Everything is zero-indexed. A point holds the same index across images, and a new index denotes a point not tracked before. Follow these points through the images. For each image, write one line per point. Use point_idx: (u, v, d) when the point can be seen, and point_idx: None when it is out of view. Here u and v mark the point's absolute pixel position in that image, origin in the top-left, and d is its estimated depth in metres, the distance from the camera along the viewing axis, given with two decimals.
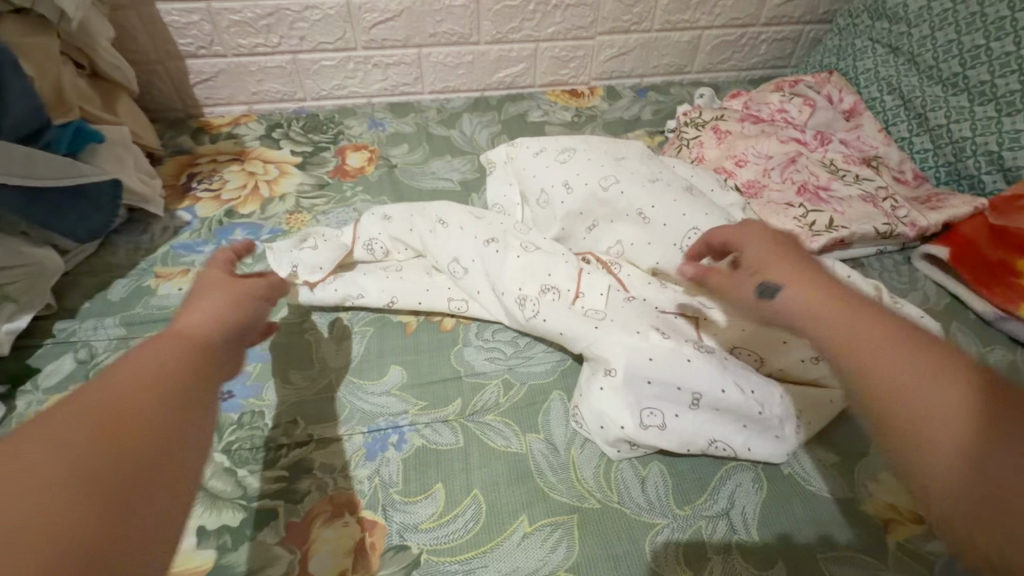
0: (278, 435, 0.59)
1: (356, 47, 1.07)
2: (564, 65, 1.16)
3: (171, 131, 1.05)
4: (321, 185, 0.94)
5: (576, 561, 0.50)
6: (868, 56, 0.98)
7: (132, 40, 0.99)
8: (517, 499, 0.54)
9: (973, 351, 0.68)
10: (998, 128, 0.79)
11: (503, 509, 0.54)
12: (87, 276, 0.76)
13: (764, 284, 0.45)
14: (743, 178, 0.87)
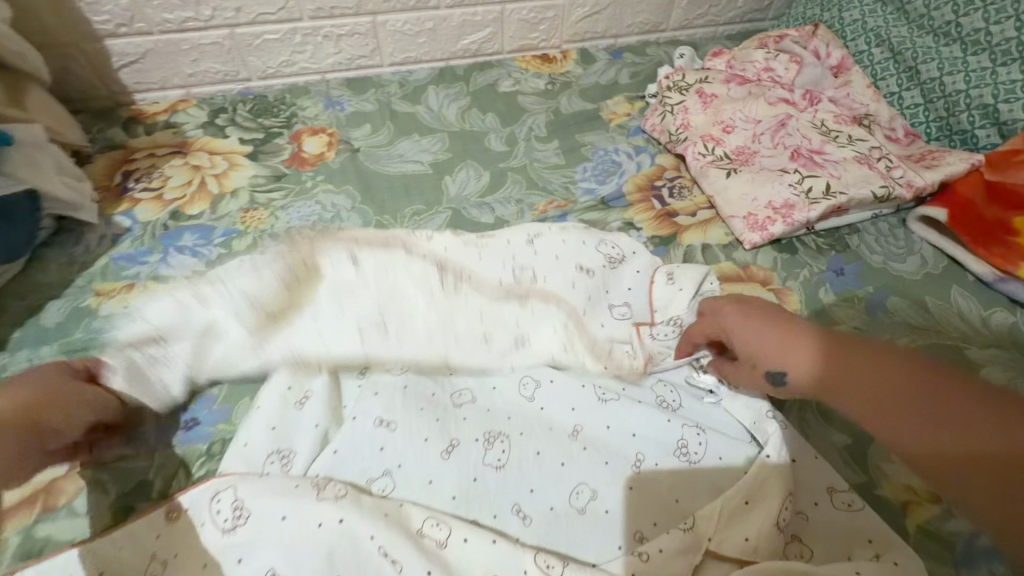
0: (220, 450, 0.55)
1: (302, 18, 0.95)
2: (534, 28, 1.07)
3: (99, 122, 0.92)
4: (277, 176, 0.85)
5: (573, 525, 0.50)
6: (855, 6, 0.92)
7: (37, 21, 0.86)
8: (499, 499, 0.52)
9: (974, 317, 0.65)
10: (994, 79, 0.76)
11: (486, 499, 0.52)
12: (16, 300, 0.66)
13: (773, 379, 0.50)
14: (732, 146, 0.82)
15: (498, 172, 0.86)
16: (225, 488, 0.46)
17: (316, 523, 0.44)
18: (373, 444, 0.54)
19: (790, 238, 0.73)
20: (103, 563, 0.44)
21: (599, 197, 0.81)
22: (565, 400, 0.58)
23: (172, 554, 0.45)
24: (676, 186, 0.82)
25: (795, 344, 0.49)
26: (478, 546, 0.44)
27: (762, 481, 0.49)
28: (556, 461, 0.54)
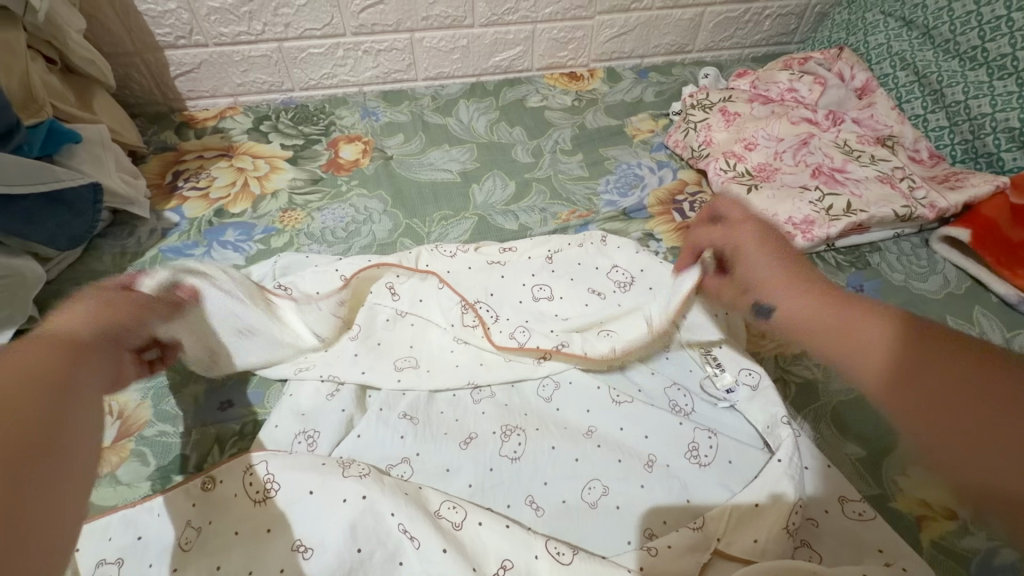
0: (251, 431, 0.58)
1: (345, 34, 1.01)
2: (563, 47, 1.12)
3: (154, 126, 0.99)
4: (314, 180, 0.89)
5: (583, 521, 0.51)
6: (880, 30, 0.94)
7: (106, 32, 0.93)
8: (513, 489, 0.53)
9: (997, 337, 0.65)
10: (1020, 104, 0.76)
11: (501, 488, 0.53)
12: (71, 284, 0.71)
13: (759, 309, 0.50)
14: (753, 163, 0.84)
15: (524, 182, 0.89)
16: (257, 461, 0.49)
17: (341, 498, 0.46)
18: (396, 432, 0.57)
19: (810, 254, 0.74)
20: (141, 528, 0.47)
21: (621, 208, 0.84)
22: (582, 401, 0.60)
23: (206, 520, 0.47)
24: (697, 200, 0.84)
25: (785, 284, 0.48)
26: (491, 532, 0.46)
27: (774, 484, 0.49)
28: (571, 457, 0.55)
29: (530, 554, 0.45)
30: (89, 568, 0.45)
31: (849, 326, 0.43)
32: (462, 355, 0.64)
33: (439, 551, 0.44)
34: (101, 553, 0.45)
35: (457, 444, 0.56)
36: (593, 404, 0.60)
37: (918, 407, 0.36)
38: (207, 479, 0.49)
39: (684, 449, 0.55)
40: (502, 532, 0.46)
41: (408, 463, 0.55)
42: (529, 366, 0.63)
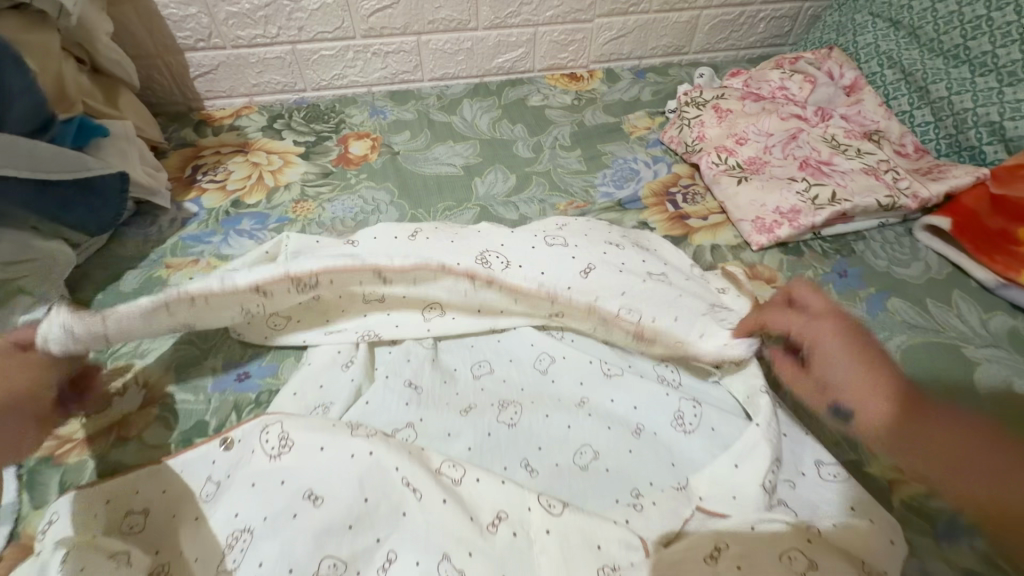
0: (265, 399, 0.62)
1: (355, 36, 1.06)
2: (564, 49, 1.16)
3: (173, 124, 1.05)
4: (325, 174, 0.94)
5: (574, 482, 0.55)
6: (868, 31, 0.97)
7: (131, 35, 0.99)
8: (509, 453, 0.57)
9: (974, 319, 0.68)
10: (1000, 99, 0.79)
11: (498, 451, 0.57)
12: (98, 268, 0.76)
13: (835, 406, 0.48)
14: (744, 157, 0.87)
15: (524, 176, 0.93)
16: (271, 423, 0.54)
17: (351, 454, 0.51)
18: (400, 399, 0.61)
19: (797, 241, 0.78)
20: (167, 484, 0.52)
21: (616, 200, 0.87)
22: (575, 374, 0.64)
23: (228, 475, 0.52)
24: (690, 192, 0.88)
25: (863, 374, 0.47)
26: (489, 487, 0.51)
27: (752, 448, 0.52)
28: (564, 425, 0.59)
29: (524, 509, 0.50)
30: (121, 517, 0.50)
31: (882, 392, 0.45)
32: (463, 334, 0.68)
33: (440, 499, 0.49)
34: (133, 502, 0.51)
35: (457, 413, 0.60)
36: (584, 376, 0.63)
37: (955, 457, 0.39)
38: (226, 440, 0.55)
39: (671, 417, 0.58)
40: (498, 488, 0.51)
41: (411, 428, 0.58)
42: (525, 343, 0.67)
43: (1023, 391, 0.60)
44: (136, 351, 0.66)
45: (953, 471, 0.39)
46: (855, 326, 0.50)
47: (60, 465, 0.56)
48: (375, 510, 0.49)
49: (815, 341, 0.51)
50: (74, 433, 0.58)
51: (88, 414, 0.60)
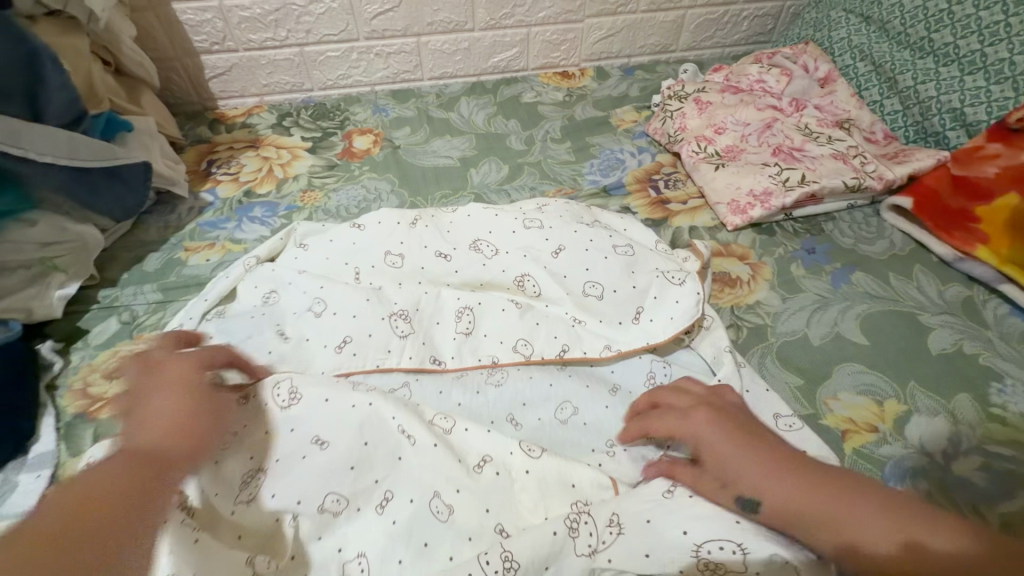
0: None
1: (359, 38, 1.13)
2: (556, 48, 1.22)
3: (190, 123, 1.12)
4: (331, 166, 1.01)
5: (553, 434, 0.60)
6: (842, 26, 1.03)
7: (151, 40, 1.07)
8: (496, 408, 0.63)
9: (932, 290, 0.73)
10: (961, 87, 0.84)
11: (486, 407, 0.63)
12: (123, 252, 0.83)
13: (743, 501, 0.48)
14: (722, 145, 0.93)
15: (516, 166, 0.99)
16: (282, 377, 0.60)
17: (352, 405, 0.57)
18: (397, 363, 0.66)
19: (769, 222, 0.83)
20: None
21: (602, 187, 0.93)
22: None
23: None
24: (672, 179, 0.94)
25: (760, 468, 0.48)
26: (476, 434, 0.57)
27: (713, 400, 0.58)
28: (546, 383, 0.64)
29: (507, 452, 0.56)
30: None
31: (785, 476, 0.48)
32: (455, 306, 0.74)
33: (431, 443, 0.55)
34: None
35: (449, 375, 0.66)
36: None
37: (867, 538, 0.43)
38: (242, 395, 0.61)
39: (643, 378, 0.64)
40: (484, 436, 0.57)
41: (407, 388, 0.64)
42: None
43: (972, 353, 0.65)
44: (160, 323, 0.73)
45: (868, 550, 0.43)
46: (735, 429, 0.52)
47: (94, 419, 0.63)
48: (374, 454, 0.55)
49: (704, 439, 0.52)
50: (105, 392, 0.65)
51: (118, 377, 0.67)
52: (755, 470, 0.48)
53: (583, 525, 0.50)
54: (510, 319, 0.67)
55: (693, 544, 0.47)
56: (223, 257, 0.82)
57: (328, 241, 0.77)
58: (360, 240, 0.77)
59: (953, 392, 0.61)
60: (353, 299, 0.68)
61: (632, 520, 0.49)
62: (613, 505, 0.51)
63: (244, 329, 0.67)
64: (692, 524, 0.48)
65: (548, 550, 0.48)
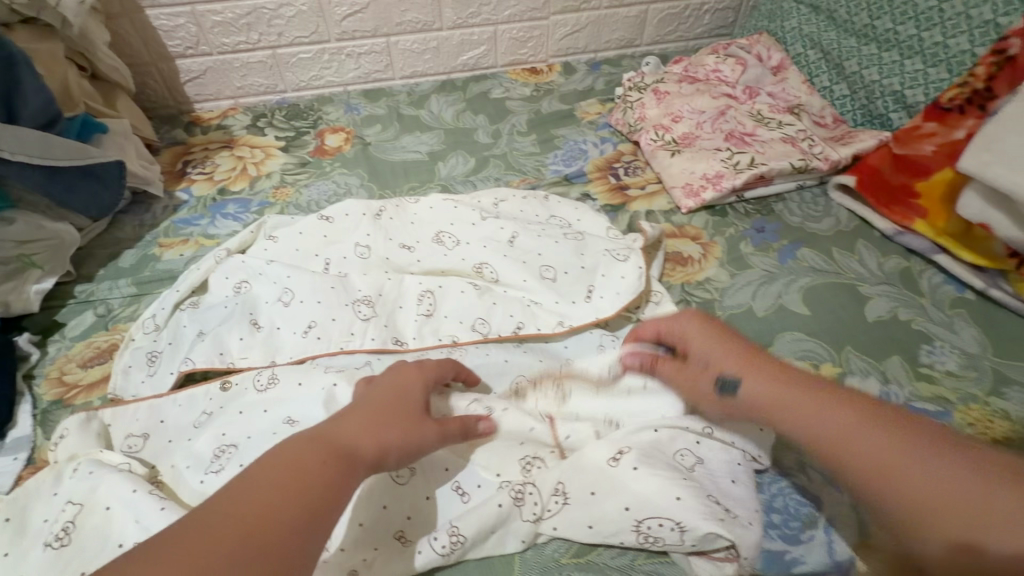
0: None
1: (330, 40, 1.17)
2: (523, 45, 1.26)
3: (166, 126, 1.15)
4: (303, 163, 1.04)
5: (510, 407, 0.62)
6: (794, 16, 1.07)
7: (126, 45, 1.09)
8: None
9: (872, 263, 0.77)
10: (901, 70, 0.88)
11: None
12: (100, 249, 0.86)
13: (722, 382, 0.53)
14: (678, 132, 0.97)
15: (483, 158, 1.03)
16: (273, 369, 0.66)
17: (322, 387, 0.60)
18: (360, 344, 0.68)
19: (721, 204, 0.87)
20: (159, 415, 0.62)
21: (564, 175, 0.97)
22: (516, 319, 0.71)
23: (218, 406, 0.61)
24: (631, 166, 0.97)
25: (747, 367, 0.52)
26: None
27: None
28: (503, 359, 0.66)
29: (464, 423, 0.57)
30: (121, 438, 0.61)
31: (765, 373, 0.51)
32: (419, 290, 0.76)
33: None
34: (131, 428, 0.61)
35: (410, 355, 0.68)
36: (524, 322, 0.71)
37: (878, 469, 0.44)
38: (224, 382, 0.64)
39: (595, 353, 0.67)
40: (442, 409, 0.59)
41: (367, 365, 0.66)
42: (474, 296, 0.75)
43: (906, 319, 0.69)
44: (134, 314, 0.76)
45: (852, 463, 0.45)
46: (754, 353, 0.53)
47: (70, 406, 0.66)
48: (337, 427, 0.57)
49: (694, 339, 0.56)
50: (81, 380, 0.68)
51: (93, 366, 0.70)
52: (736, 362, 0.53)
53: (529, 495, 0.52)
54: (468, 300, 0.70)
55: (633, 519, 0.49)
56: (196, 252, 0.85)
57: (296, 233, 0.80)
58: (328, 232, 0.80)
59: (885, 355, 0.65)
60: (319, 286, 0.71)
61: (577, 491, 0.52)
62: (559, 474, 0.53)
63: (217, 318, 0.70)
64: (633, 499, 0.49)
65: (495, 518, 0.50)
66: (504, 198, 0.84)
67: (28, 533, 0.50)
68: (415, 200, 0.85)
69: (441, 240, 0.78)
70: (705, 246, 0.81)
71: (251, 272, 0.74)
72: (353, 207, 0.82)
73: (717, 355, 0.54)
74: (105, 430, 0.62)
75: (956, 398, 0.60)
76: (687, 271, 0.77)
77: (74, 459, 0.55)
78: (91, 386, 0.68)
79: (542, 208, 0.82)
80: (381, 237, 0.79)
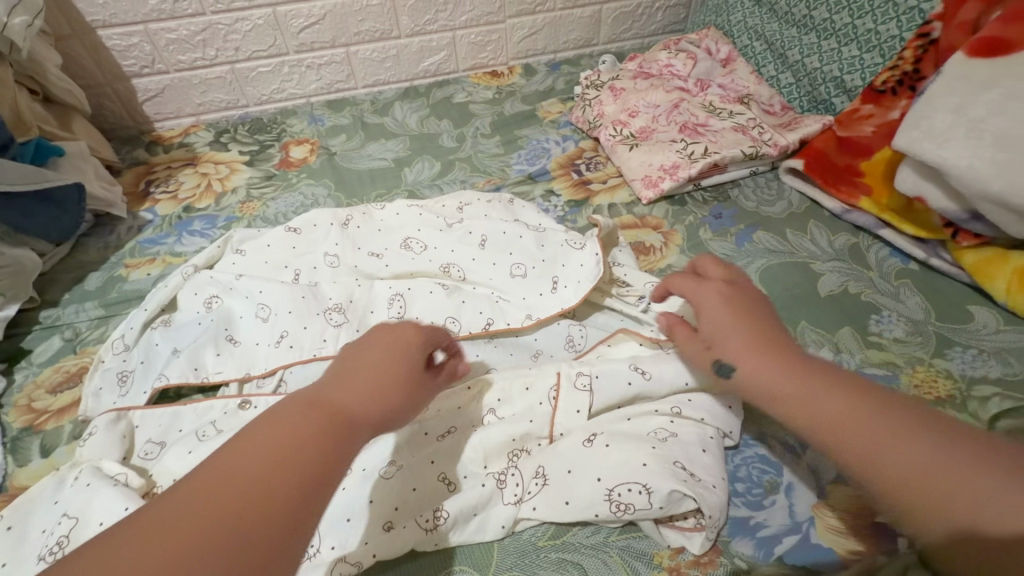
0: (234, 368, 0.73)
1: (289, 53, 1.17)
2: (482, 49, 1.28)
3: (127, 146, 1.13)
4: (269, 177, 1.04)
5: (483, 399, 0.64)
6: (739, 9, 1.11)
7: (79, 66, 1.08)
8: None
9: (824, 241, 0.81)
10: (839, 57, 0.93)
11: None
12: (64, 273, 0.85)
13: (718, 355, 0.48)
14: (636, 127, 1.00)
15: (448, 162, 1.04)
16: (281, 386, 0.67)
17: None
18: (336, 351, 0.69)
19: (680, 194, 0.90)
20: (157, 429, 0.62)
21: (528, 174, 0.99)
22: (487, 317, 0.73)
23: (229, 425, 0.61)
24: (593, 162, 1.00)
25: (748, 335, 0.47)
26: None
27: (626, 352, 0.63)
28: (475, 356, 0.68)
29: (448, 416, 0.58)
30: (142, 442, 0.61)
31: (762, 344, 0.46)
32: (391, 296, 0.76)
33: None
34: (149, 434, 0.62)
35: None
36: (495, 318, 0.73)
37: (888, 469, 0.35)
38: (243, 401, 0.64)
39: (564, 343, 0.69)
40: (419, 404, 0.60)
41: None
42: None
43: (856, 291, 0.73)
44: (103, 336, 0.75)
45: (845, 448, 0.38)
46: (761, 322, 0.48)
47: (41, 432, 0.65)
48: None
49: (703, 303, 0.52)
50: (50, 406, 0.67)
51: (63, 390, 0.69)
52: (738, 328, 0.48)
53: (511, 477, 0.54)
54: (438, 300, 0.71)
55: (606, 489, 0.50)
56: (163, 270, 0.85)
57: (263, 245, 0.81)
58: (297, 244, 0.81)
59: (837, 327, 0.68)
60: (289, 296, 0.71)
61: (554, 472, 0.53)
62: (540, 459, 0.55)
63: (191, 335, 0.70)
64: (605, 471, 0.51)
65: (477, 499, 0.53)
66: (469, 201, 0.86)
67: (23, 543, 0.51)
68: (381, 206, 0.86)
69: (409, 245, 0.79)
70: (666, 234, 0.84)
71: (221, 287, 0.74)
72: (321, 216, 0.83)
73: (712, 322, 0.50)
74: (133, 430, 0.62)
75: (903, 362, 0.64)
76: (650, 259, 0.80)
77: (77, 466, 0.56)
78: (63, 410, 0.67)
79: (506, 208, 0.84)
80: (349, 244, 0.80)
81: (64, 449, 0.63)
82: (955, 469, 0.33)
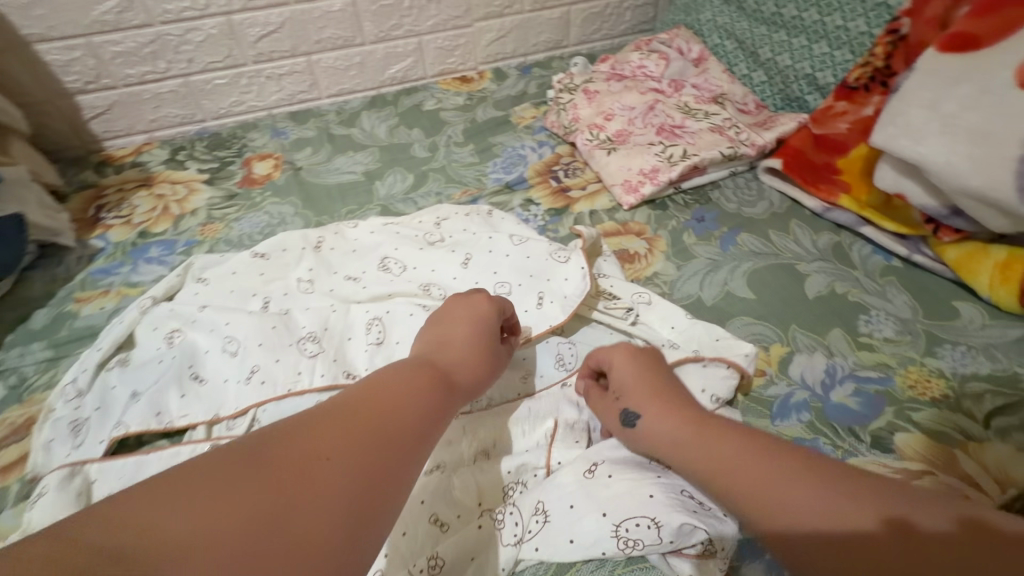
0: None
1: (246, 63, 1.11)
2: (450, 54, 1.24)
3: (72, 168, 1.06)
4: (231, 196, 0.98)
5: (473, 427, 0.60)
6: (707, 8, 1.11)
7: (15, 83, 1.00)
8: None
9: (808, 241, 0.80)
10: (810, 54, 0.93)
11: None
12: (5, 312, 0.78)
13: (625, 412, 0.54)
14: (612, 131, 0.98)
15: (421, 173, 1.00)
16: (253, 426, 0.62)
17: None
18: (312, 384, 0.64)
19: (661, 198, 0.88)
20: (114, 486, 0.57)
21: (505, 183, 0.96)
22: None
23: None
24: (571, 168, 0.98)
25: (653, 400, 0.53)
26: None
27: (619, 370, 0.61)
28: None
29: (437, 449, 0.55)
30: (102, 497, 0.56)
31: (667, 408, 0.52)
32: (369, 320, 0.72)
33: None
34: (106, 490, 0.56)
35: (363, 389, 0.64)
36: None
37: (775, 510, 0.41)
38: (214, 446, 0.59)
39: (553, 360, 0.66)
40: None
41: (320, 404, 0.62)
42: None
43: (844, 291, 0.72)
44: (52, 380, 0.69)
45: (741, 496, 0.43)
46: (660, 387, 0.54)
47: None
48: None
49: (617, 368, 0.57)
50: None
51: (7, 445, 0.63)
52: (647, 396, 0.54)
53: (509, 515, 0.51)
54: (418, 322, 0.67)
55: (612, 525, 0.47)
56: (118, 303, 0.79)
57: (228, 273, 0.76)
58: (266, 269, 0.76)
59: (828, 329, 0.68)
60: (259, 328, 0.67)
61: (556, 506, 0.50)
62: (539, 493, 0.52)
63: (152, 375, 0.65)
64: (608, 505, 0.48)
65: (475, 542, 0.50)
66: (445, 217, 0.83)
67: None
68: (354, 226, 0.82)
69: (386, 265, 0.75)
70: (649, 241, 0.82)
71: (185, 321, 0.69)
72: (291, 240, 0.80)
73: (623, 385, 0.55)
74: (89, 486, 0.57)
75: (895, 362, 0.63)
76: (635, 267, 0.78)
77: None
78: (8, 467, 0.61)
79: (485, 222, 0.81)
80: (323, 268, 0.76)
81: (10, 512, 0.57)
82: (828, 510, 0.40)
